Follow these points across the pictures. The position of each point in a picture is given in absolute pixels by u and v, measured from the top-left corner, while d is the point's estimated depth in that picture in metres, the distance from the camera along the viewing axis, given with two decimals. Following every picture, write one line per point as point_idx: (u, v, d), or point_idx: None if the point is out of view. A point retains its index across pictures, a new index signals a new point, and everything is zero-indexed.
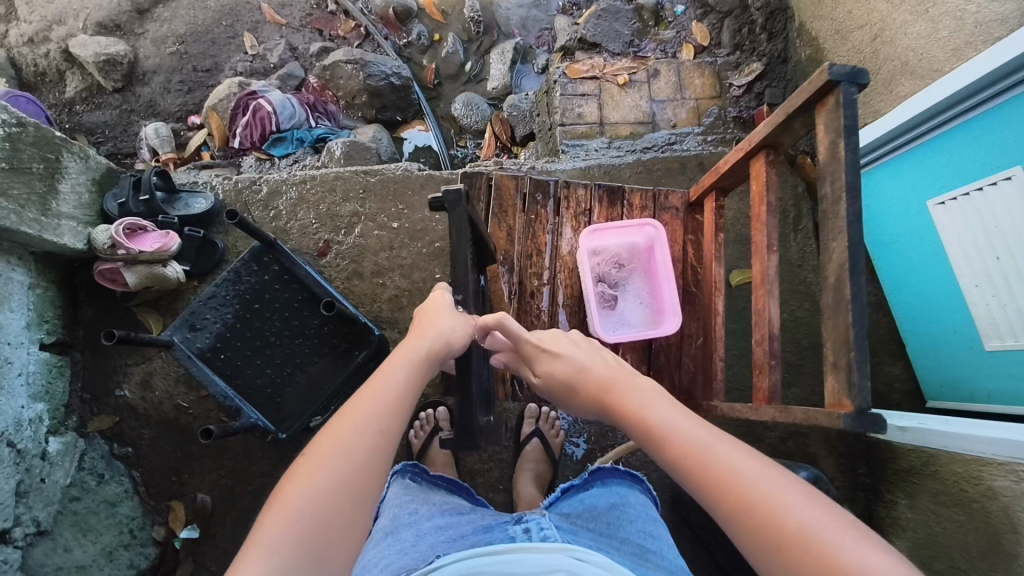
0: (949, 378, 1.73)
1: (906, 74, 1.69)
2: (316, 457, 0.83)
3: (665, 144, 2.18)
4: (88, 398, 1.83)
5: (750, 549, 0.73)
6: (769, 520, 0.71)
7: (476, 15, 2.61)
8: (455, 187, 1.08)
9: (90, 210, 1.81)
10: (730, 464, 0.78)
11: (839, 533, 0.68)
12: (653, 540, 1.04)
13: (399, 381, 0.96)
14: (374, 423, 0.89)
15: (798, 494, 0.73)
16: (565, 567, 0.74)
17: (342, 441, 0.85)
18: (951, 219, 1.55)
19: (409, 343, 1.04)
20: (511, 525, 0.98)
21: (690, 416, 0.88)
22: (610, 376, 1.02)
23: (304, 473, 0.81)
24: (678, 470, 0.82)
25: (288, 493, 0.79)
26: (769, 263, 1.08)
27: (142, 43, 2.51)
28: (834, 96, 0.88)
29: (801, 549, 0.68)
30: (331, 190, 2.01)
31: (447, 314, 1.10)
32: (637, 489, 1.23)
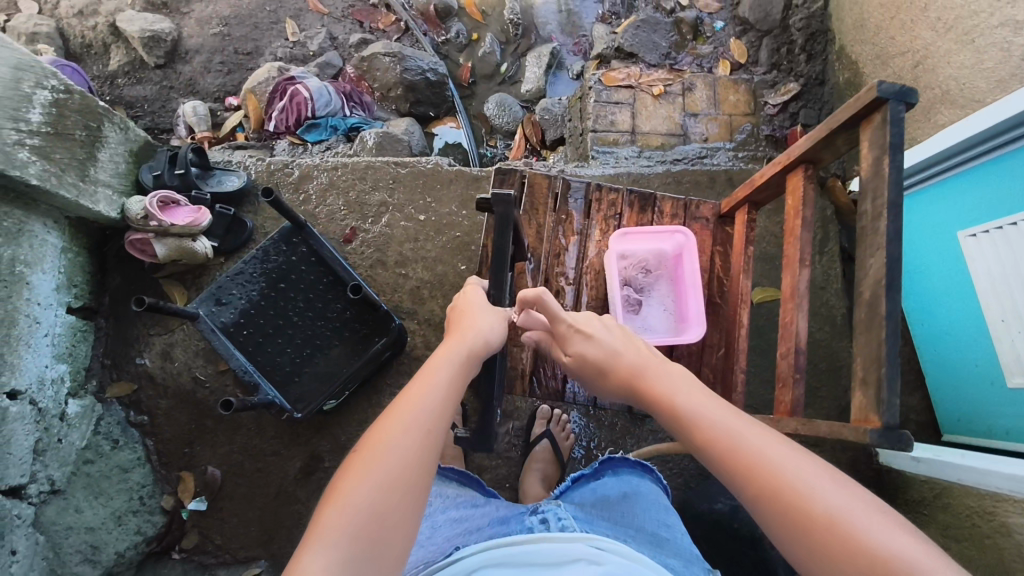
0: (967, 412, 1.72)
1: (946, 103, 1.68)
2: (369, 449, 0.80)
3: (695, 157, 2.18)
4: (109, 364, 1.87)
5: (776, 534, 0.73)
6: (795, 503, 0.72)
7: (515, 17, 2.64)
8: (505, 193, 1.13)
9: (126, 180, 1.85)
10: (761, 451, 0.78)
11: (868, 519, 0.68)
12: (667, 528, 1.07)
13: (445, 377, 0.94)
14: (427, 415, 0.86)
15: (827, 480, 0.73)
16: (585, 557, 0.77)
17: (395, 435, 0.82)
18: (982, 252, 1.53)
19: (451, 342, 1.03)
20: (527, 516, 1.00)
21: (721, 404, 0.89)
22: (642, 362, 1.03)
23: (360, 464, 0.78)
24: (709, 458, 0.83)
25: (344, 486, 0.76)
26: (800, 277, 1.09)
27: (187, 23, 2.56)
28: (882, 113, 0.89)
29: (828, 533, 0.68)
30: (361, 178, 2.03)
31: (483, 314, 1.11)
32: (648, 479, 1.26)
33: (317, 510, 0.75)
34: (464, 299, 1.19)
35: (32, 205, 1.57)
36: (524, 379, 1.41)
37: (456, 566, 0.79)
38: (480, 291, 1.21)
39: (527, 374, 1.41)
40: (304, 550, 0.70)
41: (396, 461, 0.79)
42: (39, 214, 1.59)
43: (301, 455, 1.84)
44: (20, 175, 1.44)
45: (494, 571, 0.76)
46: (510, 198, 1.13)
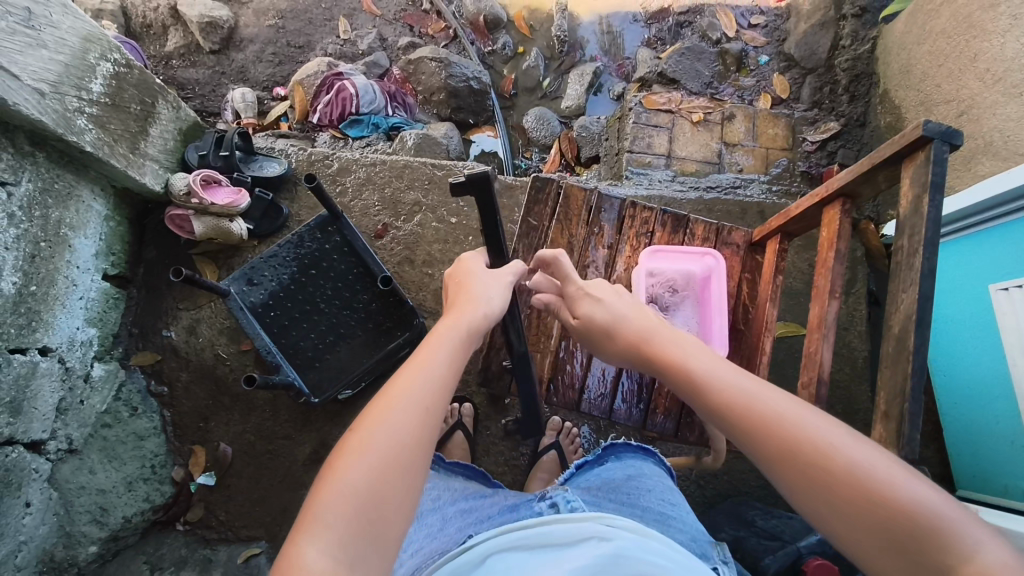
0: (985, 468, 1.70)
1: (988, 154, 1.68)
2: (364, 426, 0.78)
3: (729, 186, 2.19)
4: (136, 333, 1.91)
5: (796, 493, 0.75)
6: (820, 461, 0.73)
7: (562, 34, 2.67)
8: (484, 170, 1.03)
9: (172, 157, 1.90)
10: (779, 413, 0.78)
11: (891, 472, 0.70)
12: (672, 506, 1.07)
13: (445, 353, 0.92)
14: (423, 398, 0.83)
15: (846, 436, 0.74)
16: (595, 534, 0.78)
17: (391, 413, 0.80)
18: (1013, 306, 1.52)
19: (451, 317, 1.02)
20: (534, 502, 1.01)
21: (732, 366, 0.88)
22: (648, 328, 1.02)
23: (354, 443, 0.76)
24: (724, 422, 0.83)
25: (339, 466, 0.74)
26: (829, 308, 1.09)
27: (244, 12, 2.64)
28: (926, 151, 0.89)
29: (853, 489, 0.70)
30: (398, 176, 2.07)
31: (484, 284, 1.10)
32: (651, 461, 1.27)
33: (309, 494, 0.73)
34: (463, 269, 1.16)
35: (82, 171, 1.62)
36: (542, 385, 1.41)
37: (468, 553, 0.80)
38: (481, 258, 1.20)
39: (545, 380, 1.42)
40: (303, 533, 0.69)
41: (393, 438, 0.77)
42: (87, 180, 1.65)
43: (312, 442, 1.87)
44: (77, 141, 1.49)
45: (507, 556, 0.77)
46: (485, 173, 1.04)
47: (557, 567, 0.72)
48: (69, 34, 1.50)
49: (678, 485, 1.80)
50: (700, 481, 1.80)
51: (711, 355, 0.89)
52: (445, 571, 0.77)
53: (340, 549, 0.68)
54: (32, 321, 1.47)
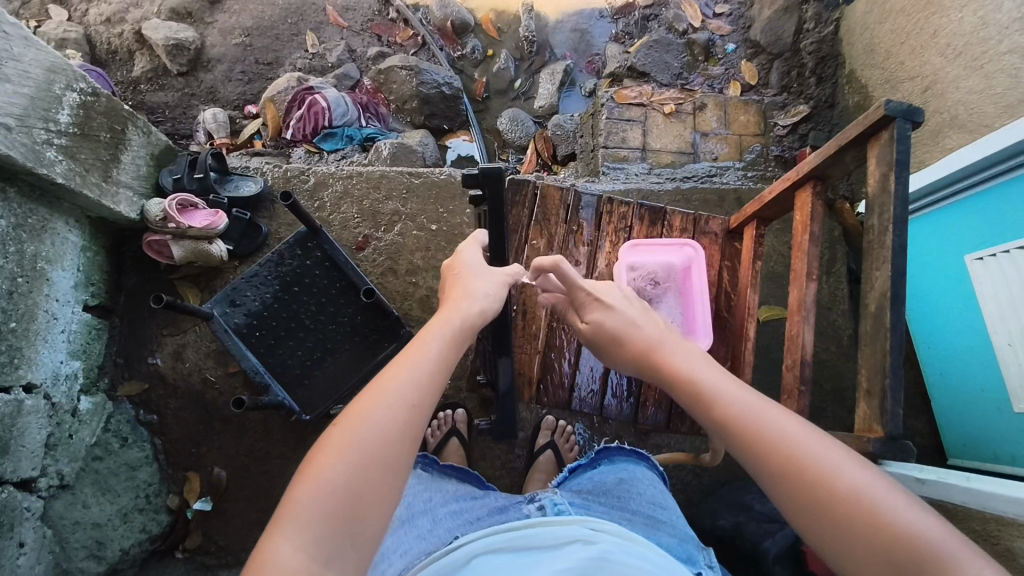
0: (973, 436, 1.73)
1: (954, 127, 1.71)
2: (347, 424, 0.79)
3: (705, 175, 2.20)
4: (121, 362, 1.89)
5: (792, 509, 0.76)
6: (818, 480, 0.74)
7: (530, 34, 2.69)
8: (496, 166, 1.10)
9: (146, 182, 1.89)
10: (776, 429, 0.80)
11: (891, 500, 0.71)
12: (663, 511, 1.08)
13: (437, 350, 0.94)
14: (408, 397, 0.84)
15: (846, 457, 0.75)
16: (579, 537, 0.80)
17: (376, 411, 0.81)
18: (989, 275, 1.56)
19: (444, 311, 1.03)
20: (524, 504, 1.02)
21: (734, 380, 0.90)
22: (656, 339, 1.03)
23: (339, 439, 0.77)
24: (724, 429, 0.84)
25: (319, 461, 0.75)
26: (807, 291, 1.08)
27: (210, 32, 2.62)
28: (889, 131, 0.90)
29: (851, 508, 0.71)
30: (375, 187, 2.06)
31: (479, 278, 1.11)
32: (645, 466, 1.29)
33: (288, 486, 0.75)
34: (459, 260, 1.18)
35: (55, 204, 1.61)
36: (531, 386, 1.42)
37: (456, 552, 0.81)
38: (477, 249, 1.22)
39: (534, 381, 1.42)
40: (278, 525, 0.70)
41: (379, 439, 0.78)
42: (61, 213, 1.63)
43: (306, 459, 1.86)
44: (49, 174, 1.48)
45: (492, 556, 0.78)
46: (499, 168, 1.10)
47: (542, 565, 0.74)
48: (32, 66, 1.48)
49: (675, 476, 1.81)
50: (696, 471, 1.81)
51: (714, 367, 0.90)
52: (431, 569, 0.78)
53: (313, 546, 0.69)
54: (14, 359, 1.45)
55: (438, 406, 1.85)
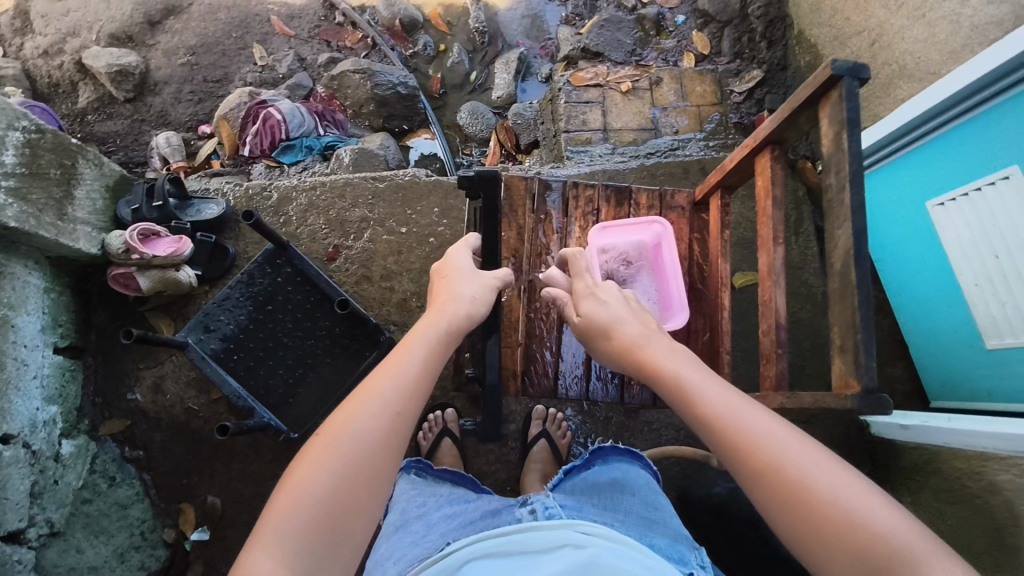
0: (949, 377, 1.78)
1: (904, 78, 1.76)
2: (329, 433, 0.86)
3: (668, 149, 2.21)
4: (99, 401, 1.86)
5: (769, 509, 0.78)
6: (792, 481, 0.76)
7: (481, 25, 2.67)
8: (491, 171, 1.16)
9: (104, 216, 1.85)
10: (754, 429, 0.82)
11: (868, 502, 0.72)
12: (656, 511, 1.08)
13: (421, 356, 1.00)
14: (391, 405, 0.91)
15: (822, 460, 0.77)
16: (571, 542, 0.80)
17: (356, 420, 0.88)
18: (951, 219, 1.62)
19: (429, 314, 1.10)
20: (516, 508, 1.02)
21: (719, 381, 0.91)
22: (641, 337, 1.04)
23: (320, 449, 0.85)
24: (705, 429, 0.87)
25: (302, 469, 0.83)
26: (775, 255, 1.09)
27: (154, 54, 2.55)
28: (837, 90, 0.90)
29: (827, 509, 0.73)
30: (340, 196, 2.04)
31: (467, 280, 1.17)
32: (639, 466, 1.27)
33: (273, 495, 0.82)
34: (449, 262, 1.23)
35: (12, 248, 1.57)
36: (516, 378, 1.41)
37: (447, 559, 0.81)
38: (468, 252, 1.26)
39: (518, 372, 1.42)
40: (263, 528, 0.78)
41: (360, 450, 0.85)
42: (19, 256, 1.59)
43: None
44: None
45: (485, 562, 0.79)
46: (495, 173, 1.16)
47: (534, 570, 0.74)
48: None
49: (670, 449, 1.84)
50: (689, 441, 1.84)
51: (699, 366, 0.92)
52: None
53: (294, 555, 0.76)
54: None
55: (427, 408, 1.85)
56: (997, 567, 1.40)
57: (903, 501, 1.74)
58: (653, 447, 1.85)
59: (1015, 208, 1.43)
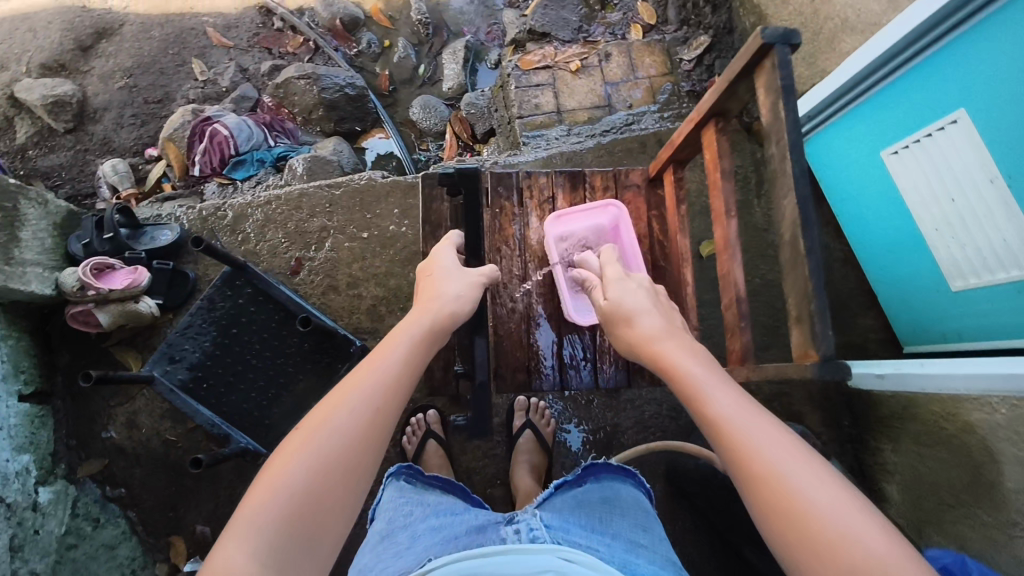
0: (918, 323, 1.81)
1: (847, 31, 1.78)
2: (307, 430, 0.89)
3: (623, 125, 2.19)
4: (74, 444, 1.82)
5: (761, 518, 0.78)
6: (784, 494, 0.76)
7: (424, 17, 2.63)
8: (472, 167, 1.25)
9: (54, 254, 1.81)
10: (753, 437, 0.82)
11: (866, 527, 0.71)
12: (645, 534, 0.98)
13: (401, 356, 1.03)
14: (371, 402, 0.94)
15: (819, 478, 0.76)
16: (553, 567, 0.78)
17: (336, 419, 0.90)
18: (905, 167, 1.63)
19: (413, 314, 1.12)
20: (502, 525, 1.00)
21: (730, 384, 0.91)
22: (656, 333, 1.04)
23: (300, 441, 0.87)
24: (708, 431, 0.87)
25: (278, 465, 0.85)
26: (730, 227, 1.08)
27: (89, 81, 2.47)
28: (770, 58, 0.89)
29: (823, 525, 0.72)
30: (296, 208, 2.00)
31: (452, 279, 1.18)
32: (631, 484, 1.13)
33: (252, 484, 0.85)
34: (435, 261, 1.24)
35: None
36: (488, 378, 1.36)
37: None
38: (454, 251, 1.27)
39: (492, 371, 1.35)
40: (237, 521, 0.80)
41: (337, 444, 0.88)
42: None
43: None
44: None
45: None
46: (475, 168, 1.25)
47: None
48: None
49: (653, 425, 1.86)
50: (672, 414, 1.86)
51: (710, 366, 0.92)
52: None
53: (265, 543, 0.78)
54: None
55: (409, 412, 1.84)
56: (977, 502, 1.44)
57: (884, 450, 1.77)
58: (637, 425, 1.86)
59: (966, 151, 1.44)
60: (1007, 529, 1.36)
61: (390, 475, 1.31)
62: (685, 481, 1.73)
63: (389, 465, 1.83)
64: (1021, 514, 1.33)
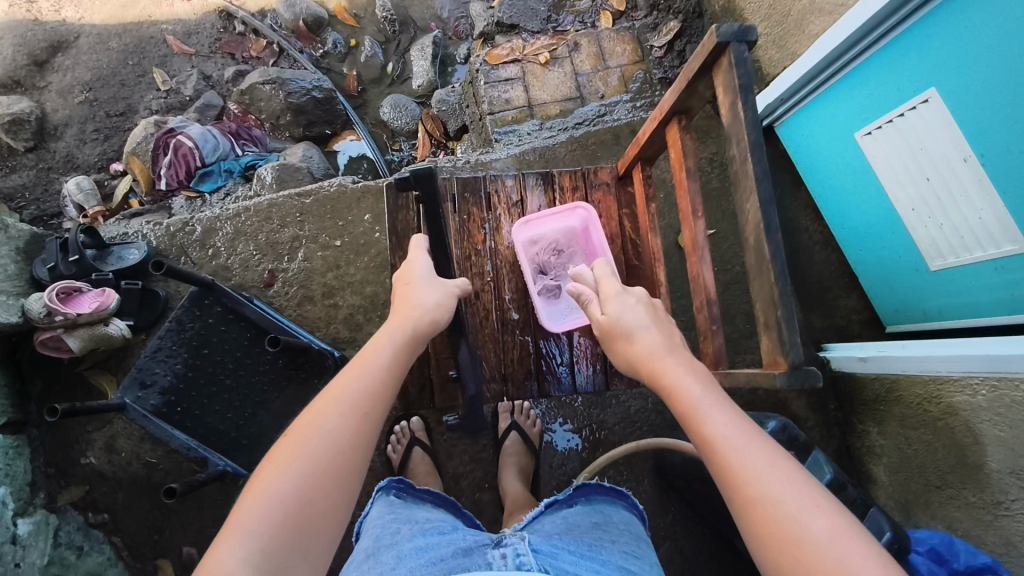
0: (898, 304, 1.80)
1: (815, 12, 1.75)
2: (295, 437, 0.87)
3: (596, 117, 2.14)
4: (53, 472, 1.79)
5: (756, 543, 0.78)
6: (781, 520, 0.76)
7: (389, 14, 2.57)
8: (424, 166, 1.21)
9: (20, 280, 1.77)
10: (749, 461, 0.82)
11: (859, 556, 0.71)
12: (636, 562, 0.96)
13: (385, 363, 1.00)
14: (358, 407, 0.92)
15: (815, 504, 0.76)
16: None
17: (324, 422, 0.88)
18: (879, 148, 1.61)
19: (391, 322, 1.08)
20: (490, 549, 0.94)
21: (728, 405, 0.91)
22: (654, 349, 1.03)
23: (287, 451, 0.85)
24: (705, 454, 0.87)
25: (267, 473, 0.83)
26: (697, 228, 1.06)
27: (48, 96, 2.41)
28: (727, 57, 0.87)
29: (819, 556, 0.71)
30: (266, 219, 1.96)
31: (428, 288, 1.14)
32: (623, 506, 1.12)
33: (240, 496, 0.82)
34: (408, 270, 1.19)
35: None
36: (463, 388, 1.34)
37: None
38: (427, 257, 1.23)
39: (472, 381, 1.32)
40: (227, 533, 0.77)
41: (326, 452, 0.85)
42: None
43: None
44: None
45: None
46: (430, 168, 1.21)
47: None
48: None
49: (639, 419, 1.85)
50: (658, 407, 1.85)
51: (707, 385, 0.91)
52: None
53: (257, 552, 0.75)
54: None
55: (392, 420, 1.82)
56: (962, 484, 1.43)
57: (871, 432, 1.77)
58: (624, 420, 1.85)
59: (938, 130, 1.42)
60: (992, 510, 1.36)
61: (379, 490, 1.19)
62: (673, 475, 1.72)
63: (375, 475, 1.81)
64: (1005, 495, 1.33)
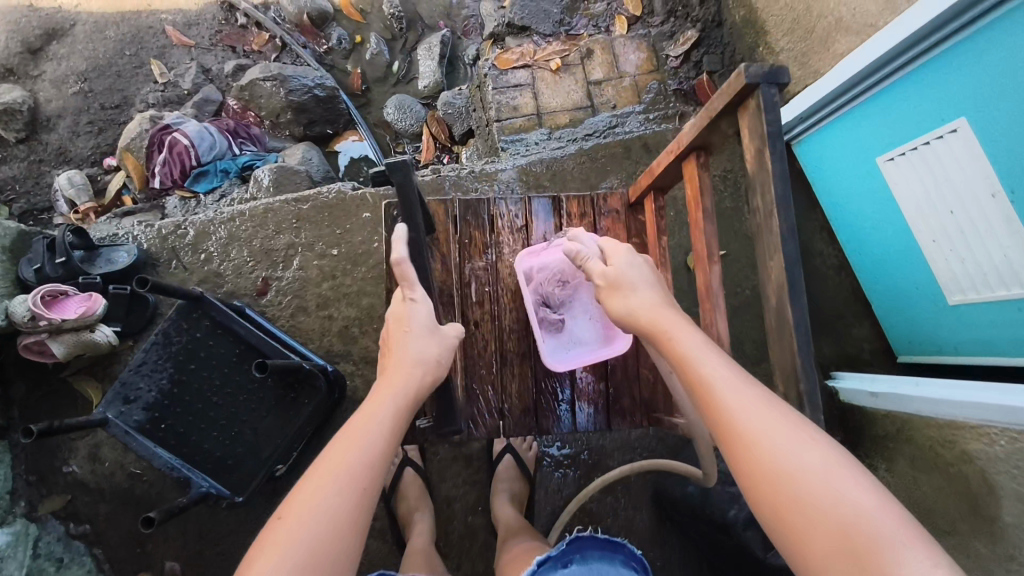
0: (913, 337, 1.73)
1: (841, 31, 1.68)
2: (291, 518, 0.80)
3: (606, 128, 2.07)
4: (34, 479, 1.74)
5: (745, 480, 0.76)
6: (768, 456, 0.74)
7: (396, 11, 2.49)
8: (399, 159, 1.01)
9: (4, 280, 1.70)
10: (737, 401, 0.80)
11: (846, 482, 0.70)
12: None
13: (383, 426, 0.94)
14: (356, 481, 0.86)
15: (802, 436, 0.75)
16: None
17: (320, 501, 0.82)
18: (901, 174, 1.54)
19: (386, 386, 1.00)
20: None
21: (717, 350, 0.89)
22: (655, 304, 0.99)
23: (281, 537, 0.78)
24: (699, 398, 0.84)
25: (260, 562, 0.76)
26: (712, 273, 1.00)
27: (41, 86, 2.33)
28: (755, 99, 0.80)
29: (813, 487, 0.70)
30: (261, 224, 1.89)
31: (424, 344, 1.06)
32: (621, 561, 1.03)
33: None
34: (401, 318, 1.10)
35: None
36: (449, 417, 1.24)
37: None
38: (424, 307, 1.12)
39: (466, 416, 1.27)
40: None
41: (322, 533, 0.80)
42: None
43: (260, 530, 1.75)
44: None
45: None
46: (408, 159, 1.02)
47: None
48: None
49: (640, 445, 1.80)
50: (660, 435, 1.80)
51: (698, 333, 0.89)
52: None
53: None
54: None
55: None
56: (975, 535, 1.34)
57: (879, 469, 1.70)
58: (624, 446, 1.80)
59: (967, 163, 1.35)
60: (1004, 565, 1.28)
61: None
62: (672, 507, 1.67)
63: None
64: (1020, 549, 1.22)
